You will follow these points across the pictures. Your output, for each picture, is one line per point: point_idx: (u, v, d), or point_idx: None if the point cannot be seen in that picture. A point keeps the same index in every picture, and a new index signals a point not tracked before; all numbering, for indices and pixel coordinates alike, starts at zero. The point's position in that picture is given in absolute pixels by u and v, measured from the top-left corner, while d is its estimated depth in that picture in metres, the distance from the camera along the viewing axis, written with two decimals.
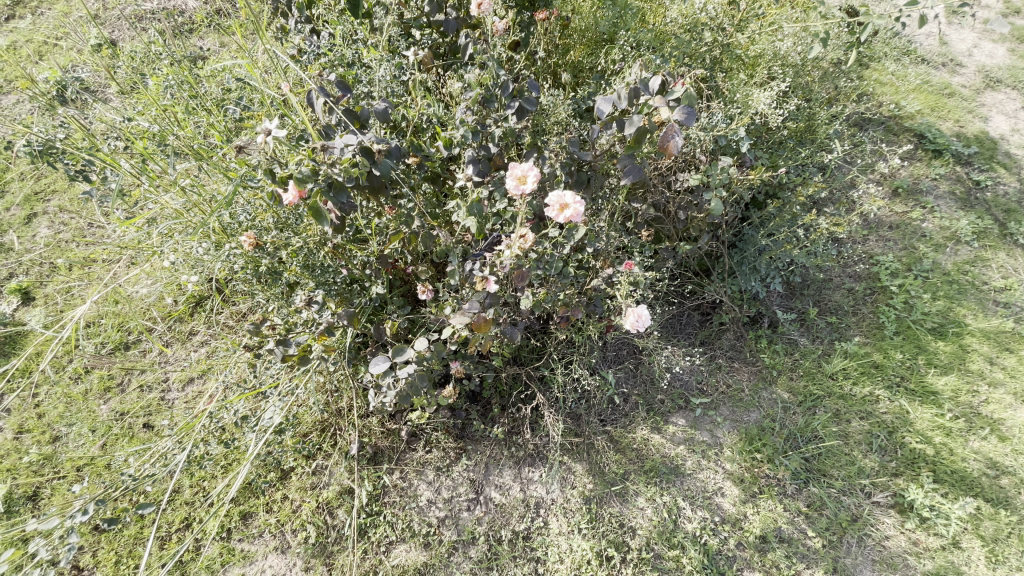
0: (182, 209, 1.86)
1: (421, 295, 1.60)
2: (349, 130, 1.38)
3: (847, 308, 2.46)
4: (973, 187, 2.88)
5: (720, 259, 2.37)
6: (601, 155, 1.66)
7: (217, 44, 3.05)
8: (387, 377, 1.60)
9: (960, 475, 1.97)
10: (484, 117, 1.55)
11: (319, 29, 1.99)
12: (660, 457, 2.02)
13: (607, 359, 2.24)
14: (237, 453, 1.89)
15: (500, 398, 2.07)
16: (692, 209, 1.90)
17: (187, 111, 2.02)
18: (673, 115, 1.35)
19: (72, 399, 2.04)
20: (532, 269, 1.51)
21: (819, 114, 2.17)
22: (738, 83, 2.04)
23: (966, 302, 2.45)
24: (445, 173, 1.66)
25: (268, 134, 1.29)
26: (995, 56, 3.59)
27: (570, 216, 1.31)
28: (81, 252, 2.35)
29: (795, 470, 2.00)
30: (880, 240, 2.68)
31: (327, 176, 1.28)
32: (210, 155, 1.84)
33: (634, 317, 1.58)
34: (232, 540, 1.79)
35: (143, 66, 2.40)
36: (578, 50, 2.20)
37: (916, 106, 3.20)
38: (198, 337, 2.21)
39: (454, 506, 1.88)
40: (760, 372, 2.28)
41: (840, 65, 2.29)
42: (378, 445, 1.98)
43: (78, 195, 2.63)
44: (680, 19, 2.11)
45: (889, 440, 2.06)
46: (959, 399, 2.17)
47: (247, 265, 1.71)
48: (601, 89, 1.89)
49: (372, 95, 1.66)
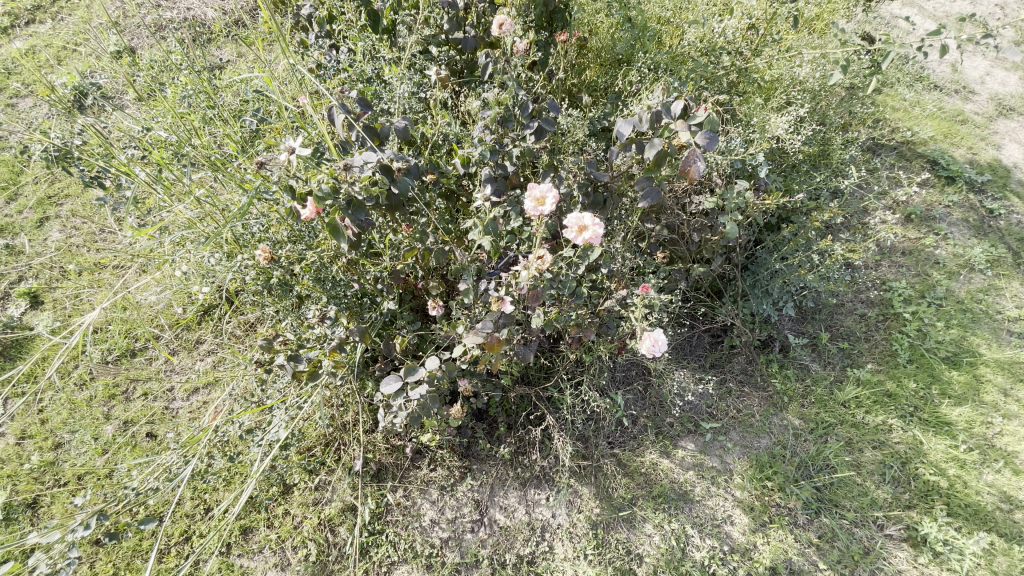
0: (196, 220, 1.86)
1: (431, 310, 1.61)
2: (368, 147, 1.40)
3: (860, 334, 2.43)
4: (987, 215, 2.86)
5: (732, 281, 2.35)
6: (618, 176, 1.66)
7: (235, 55, 3.08)
8: (398, 398, 1.57)
9: (975, 509, 1.92)
10: (503, 135, 1.52)
11: (337, 44, 2.03)
12: (669, 482, 1.98)
13: (616, 380, 2.21)
14: (240, 467, 1.86)
15: (507, 416, 2.04)
16: (707, 231, 1.89)
17: (204, 122, 2.02)
18: (695, 138, 1.35)
19: (76, 406, 2.03)
20: (546, 289, 1.48)
21: (834, 140, 2.17)
22: (753, 108, 2.05)
23: (980, 332, 2.42)
24: (460, 189, 1.65)
25: (290, 152, 1.31)
26: (1007, 85, 3.59)
27: (590, 238, 1.30)
28: (91, 257, 2.35)
29: (806, 499, 1.95)
30: (893, 265, 2.66)
31: (347, 194, 1.29)
32: (226, 166, 1.84)
33: (651, 341, 1.55)
34: (231, 555, 1.76)
35: (162, 76, 2.42)
36: (593, 70, 2.23)
37: (929, 132, 3.19)
38: (205, 346, 2.20)
39: (458, 527, 1.84)
40: (771, 397, 2.24)
41: (856, 92, 2.29)
42: (382, 461, 1.95)
43: (91, 200, 2.64)
44: (697, 43, 2.09)
45: (902, 470, 2.02)
46: (974, 430, 2.12)
47: (259, 276, 1.70)
48: (619, 110, 1.88)
49: (391, 112, 1.66)
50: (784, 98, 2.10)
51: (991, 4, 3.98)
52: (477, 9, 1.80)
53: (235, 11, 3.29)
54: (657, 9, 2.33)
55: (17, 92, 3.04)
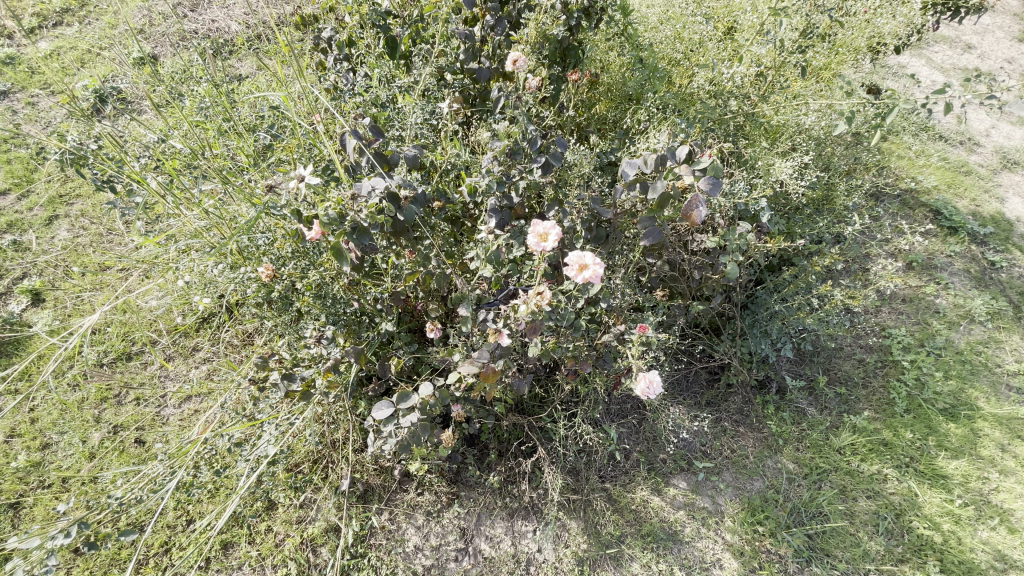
0: (202, 229, 1.89)
1: (430, 332, 1.62)
2: (379, 173, 1.44)
3: (857, 380, 2.42)
4: (989, 267, 2.88)
5: (731, 319, 2.36)
6: (621, 213, 1.70)
7: (254, 68, 3.16)
8: (387, 425, 1.53)
9: (969, 566, 1.88)
10: (510, 168, 1.57)
11: (355, 67, 2.13)
12: (659, 522, 1.95)
13: (611, 412, 2.20)
14: (226, 480, 1.85)
15: (498, 443, 2.03)
16: (708, 269, 1.90)
17: (219, 133, 2.06)
18: (698, 184, 1.39)
19: (66, 407, 2.02)
20: (545, 321, 1.47)
21: (838, 186, 2.22)
22: (759, 151, 2.09)
23: (979, 384, 2.41)
24: (465, 216, 1.71)
25: (300, 178, 1.33)
26: (1012, 138, 3.65)
27: (589, 277, 1.31)
28: (96, 259, 2.38)
29: (797, 547, 1.92)
30: (893, 312, 2.66)
31: (354, 221, 1.32)
32: (236, 180, 1.86)
33: (646, 383, 1.53)
34: (209, 570, 1.74)
35: (181, 85, 2.48)
36: (604, 104, 2.29)
37: (933, 181, 3.23)
38: (201, 353, 2.20)
39: (442, 555, 1.81)
40: (766, 439, 2.22)
41: (860, 140, 2.33)
42: (369, 482, 1.93)
43: (101, 202, 2.67)
44: (706, 85, 2.15)
45: (896, 522, 1.98)
46: (969, 485, 2.09)
47: (260, 289, 1.74)
48: (625, 146, 1.98)
49: (403, 138, 1.75)
50: (789, 143, 2.13)
51: (998, 60, 4.06)
52: (493, 41, 1.91)
53: (257, 26, 3.38)
54: (668, 49, 2.38)
55: (36, 93, 3.11)
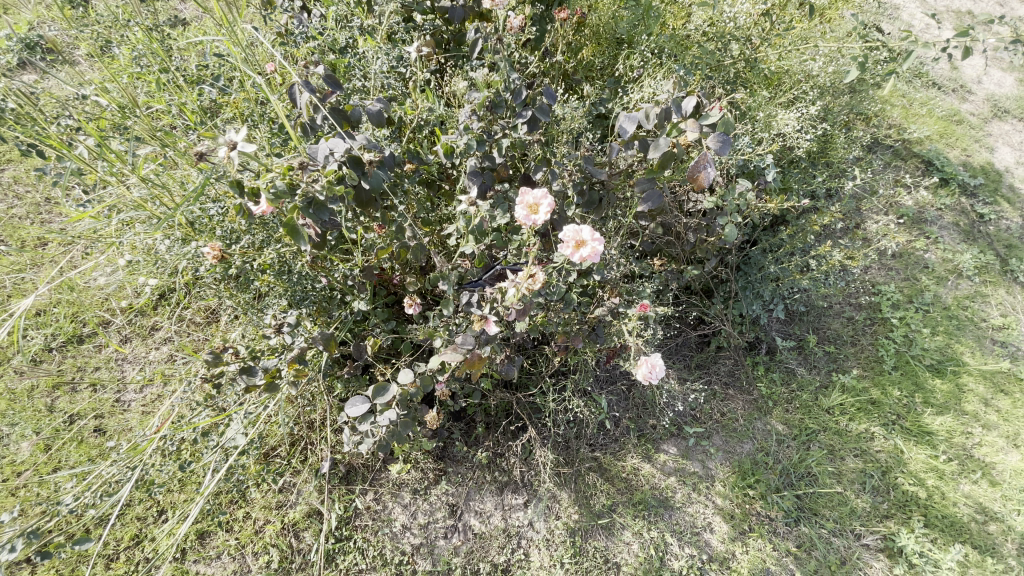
0: (145, 199, 1.68)
1: (408, 309, 1.46)
2: (338, 133, 1.26)
3: (847, 338, 2.39)
4: (977, 220, 2.83)
5: (724, 281, 2.27)
6: (615, 174, 1.56)
7: (199, 10, 2.84)
8: (364, 423, 1.41)
9: (950, 520, 1.91)
10: (491, 123, 1.41)
11: (310, 6, 1.87)
12: (650, 489, 1.92)
13: (601, 380, 2.13)
14: (196, 469, 1.74)
15: (485, 416, 1.95)
16: (703, 231, 1.78)
17: (157, 86, 1.82)
18: (707, 142, 1.25)
19: (15, 397, 1.86)
20: (533, 298, 1.35)
21: (837, 138, 2.10)
22: (760, 101, 1.94)
23: (965, 339, 2.40)
24: (441, 178, 1.56)
25: (232, 146, 1.14)
26: (1003, 85, 3.54)
27: (587, 255, 1.18)
28: (34, 232, 2.17)
29: (787, 508, 1.92)
30: (884, 268, 2.61)
31: (308, 194, 1.15)
32: (177, 140, 1.64)
33: (648, 367, 1.43)
34: (186, 561, 1.65)
35: (112, 30, 2.18)
36: (591, 49, 2.10)
37: (925, 131, 3.12)
38: (160, 333, 2.04)
39: (430, 533, 1.76)
40: (756, 401, 2.19)
41: (861, 88, 2.17)
42: (351, 462, 1.84)
43: (34, 167, 2.40)
44: (704, 27, 2.00)
45: (882, 480, 2.00)
46: (953, 440, 2.11)
47: (215, 266, 1.54)
48: (616, 96, 1.81)
49: (367, 89, 1.56)
50: (793, 94, 2.00)
51: (991, 2, 3.90)
52: None
53: None
54: None
55: None
